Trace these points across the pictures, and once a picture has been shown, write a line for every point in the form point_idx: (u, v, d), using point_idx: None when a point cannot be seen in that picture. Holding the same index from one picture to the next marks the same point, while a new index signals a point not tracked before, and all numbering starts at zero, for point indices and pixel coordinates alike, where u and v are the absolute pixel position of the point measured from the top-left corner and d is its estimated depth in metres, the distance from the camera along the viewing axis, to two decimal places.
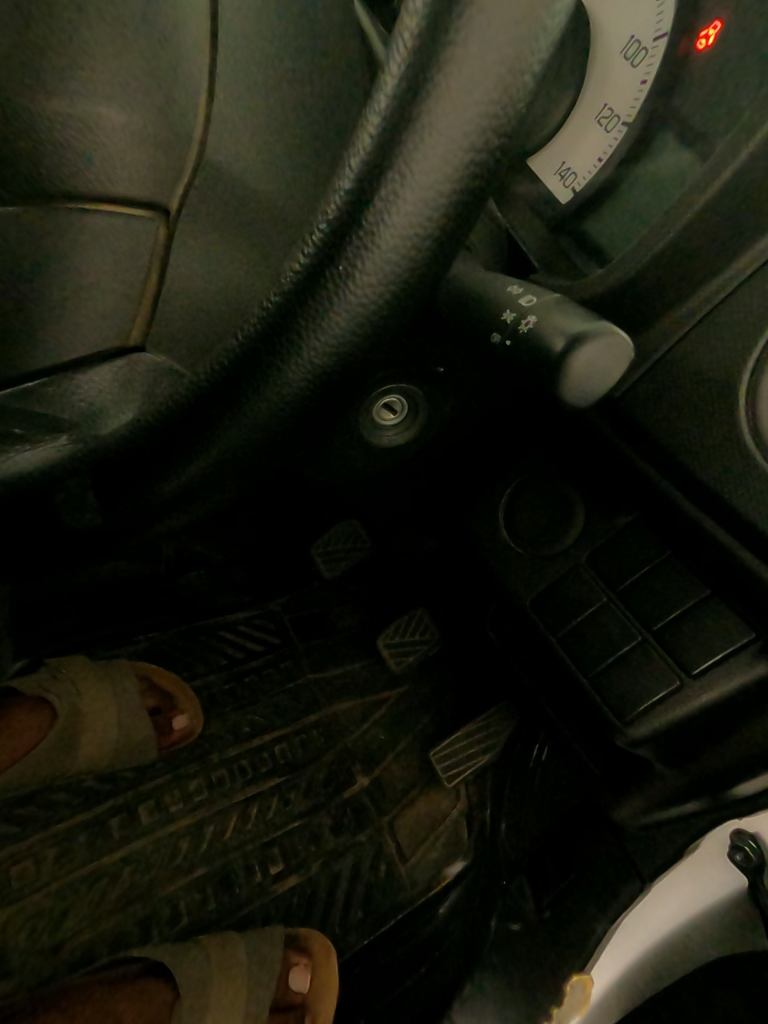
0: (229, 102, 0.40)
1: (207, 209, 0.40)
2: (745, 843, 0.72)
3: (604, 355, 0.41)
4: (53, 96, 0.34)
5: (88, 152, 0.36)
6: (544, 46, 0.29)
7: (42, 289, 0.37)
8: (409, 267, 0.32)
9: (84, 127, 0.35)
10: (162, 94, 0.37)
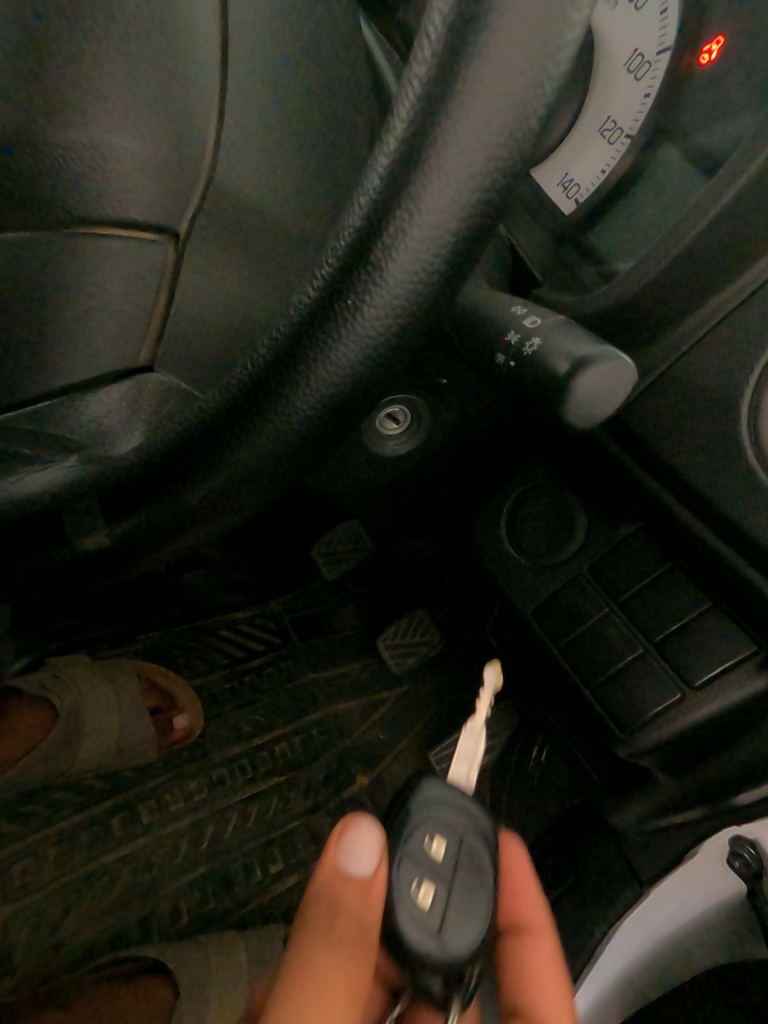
0: (238, 118, 0.40)
1: (216, 230, 0.41)
2: (744, 850, 0.66)
3: (607, 380, 0.42)
4: (69, 134, 0.33)
5: (102, 179, 0.35)
6: (549, 93, 0.29)
7: (46, 311, 0.37)
8: (417, 300, 0.32)
9: (95, 153, 0.34)
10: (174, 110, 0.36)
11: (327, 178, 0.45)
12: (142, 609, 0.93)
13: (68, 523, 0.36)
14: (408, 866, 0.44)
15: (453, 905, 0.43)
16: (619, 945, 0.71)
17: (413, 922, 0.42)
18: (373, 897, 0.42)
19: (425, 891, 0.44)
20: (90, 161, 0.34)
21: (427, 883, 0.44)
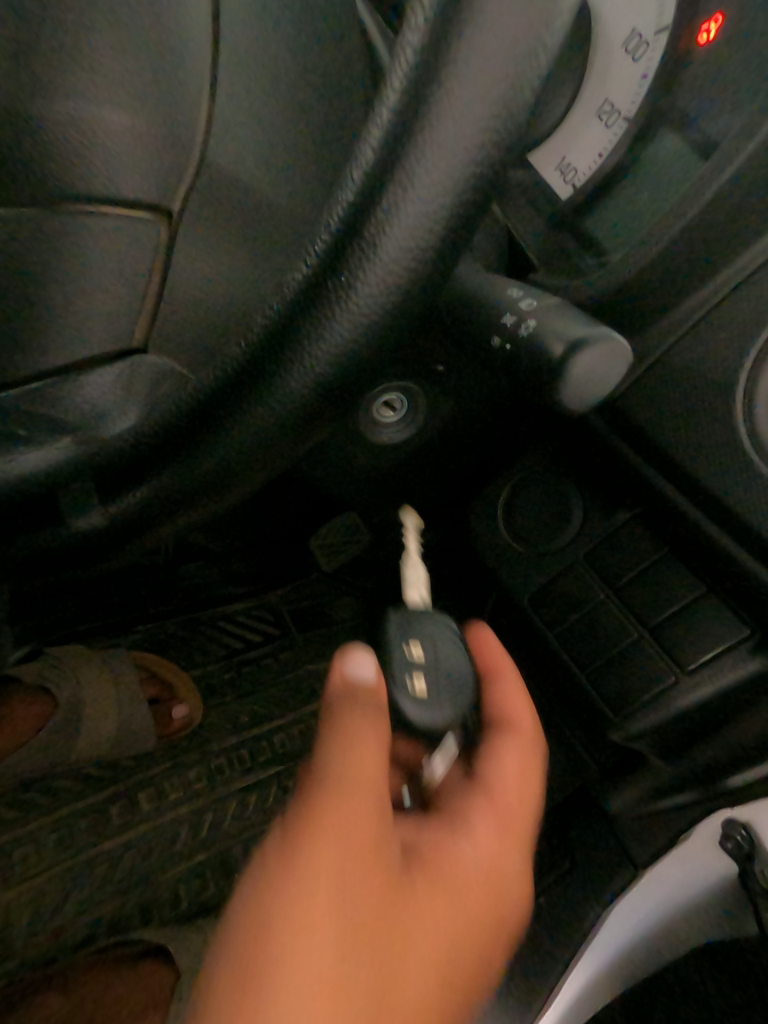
0: (231, 108, 0.39)
1: (206, 215, 0.40)
2: (736, 833, 0.65)
3: (602, 362, 0.42)
4: (67, 113, 0.35)
5: (94, 164, 0.36)
6: (545, 63, 0.29)
7: (43, 293, 0.37)
8: (411, 278, 0.32)
9: (88, 141, 0.36)
10: (164, 97, 0.37)
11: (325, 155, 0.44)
12: (141, 599, 0.93)
13: (64, 505, 0.35)
14: (396, 660, 0.44)
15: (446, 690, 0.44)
16: (612, 926, 0.68)
17: (414, 701, 0.43)
18: (384, 695, 0.41)
19: (420, 682, 0.44)
20: (79, 155, 0.36)
21: (419, 676, 0.44)
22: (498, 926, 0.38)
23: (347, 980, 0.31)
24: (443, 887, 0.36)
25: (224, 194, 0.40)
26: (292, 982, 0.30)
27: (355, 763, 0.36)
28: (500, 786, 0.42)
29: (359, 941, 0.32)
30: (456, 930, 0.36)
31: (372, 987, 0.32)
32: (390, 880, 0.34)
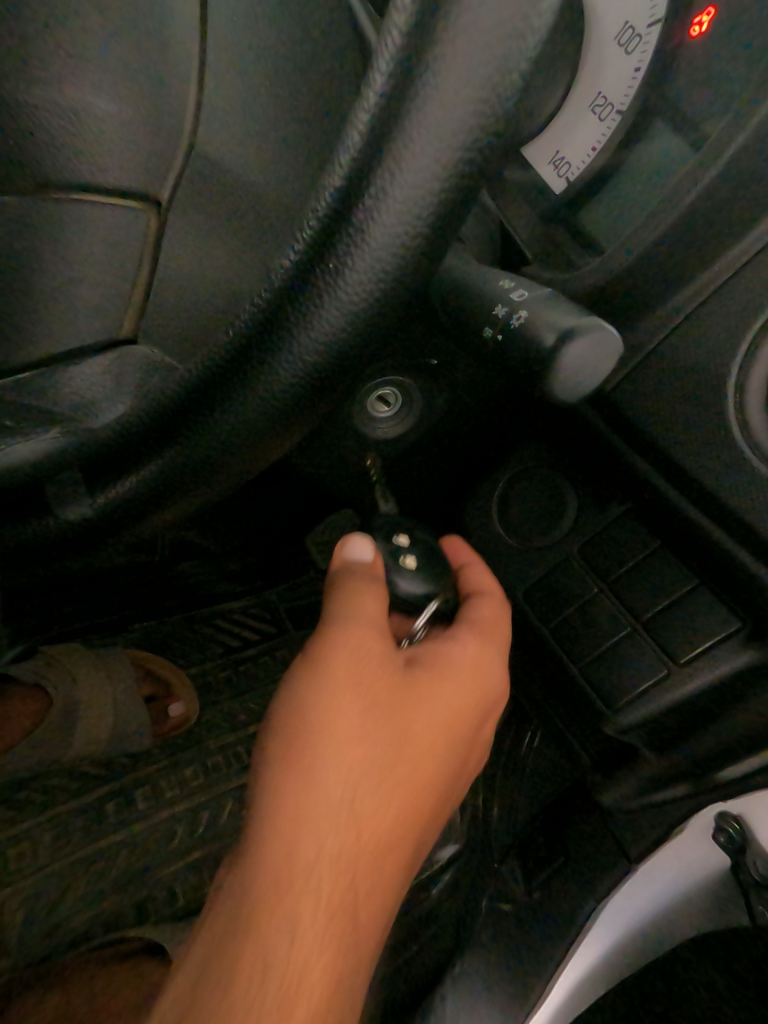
0: (217, 111, 0.40)
1: (197, 215, 0.42)
2: (728, 826, 0.64)
3: (591, 351, 0.42)
4: (58, 105, 0.34)
5: (86, 157, 0.35)
6: (533, 43, 0.29)
7: (36, 287, 0.37)
8: (400, 264, 0.32)
9: (79, 132, 0.35)
10: (153, 89, 0.37)
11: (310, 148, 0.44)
12: (135, 595, 0.93)
13: (51, 494, 0.35)
14: (389, 549, 0.58)
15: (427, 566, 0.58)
16: (607, 922, 0.68)
17: (407, 580, 0.56)
18: (379, 572, 0.55)
19: (409, 563, 0.58)
20: (71, 144, 0.35)
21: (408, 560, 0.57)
22: (483, 712, 0.51)
23: (368, 731, 0.45)
24: (437, 680, 0.49)
25: (213, 199, 0.42)
26: (331, 729, 0.44)
27: (361, 607, 0.50)
28: (477, 622, 0.55)
29: (374, 708, 0.46)
30: (450, 712, 0.48)
31: (389, 736, 0.45)
32: (391, 676, 0.47)
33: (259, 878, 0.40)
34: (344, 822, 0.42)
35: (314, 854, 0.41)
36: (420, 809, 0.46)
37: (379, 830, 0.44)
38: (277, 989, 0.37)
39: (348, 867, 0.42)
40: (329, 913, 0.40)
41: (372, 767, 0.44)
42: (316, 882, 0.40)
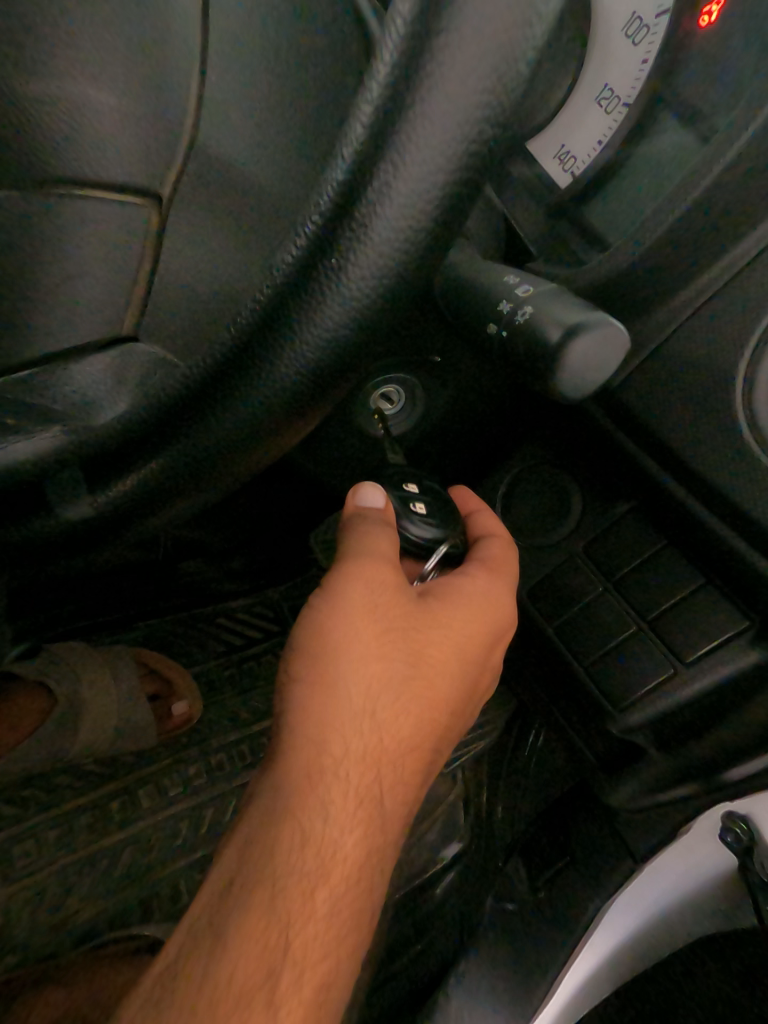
0: (221, 100, 0.39)
1: (198, 209, 0.40)
2: (736, 826, 0.63)
3: (598, 347, 0.42)
4: (53, 93, 0.34)
5: (81, 146, 0.35)
6: (539, 33, 0.29)
7: (35, 278, 0.37)
8: (403, 260, 0.32)
9: (77, 125, 0.35)
10: (153, 82, 0.37)
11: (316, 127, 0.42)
12: (139, 592, 0.93)
13: (51, 493, 0.35)
14: (399, 493, 0.56)
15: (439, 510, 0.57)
16: (612, 923, 0.67)
17: (418, 525, 0.55)
18: (390, 515, 0.54)
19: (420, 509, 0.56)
20: (70, 138, 0.35)
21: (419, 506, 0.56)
22: (496, 637, 0.53)
23: (386, 650, 0.47)
24: (451, 605, 0.50)
25: (214, 192, 0.41)
26: (351, 647, 0.46)
27: (377, 539, 0.50)
28: (488, 557, 0.56)
29: (390, 637, 0.47)
30: (462, 645, 0.50)
31: (407, 654, 0.47)
32: (407, 613, 0.48)
33: (289, 778, 0.42)
34: (365, 729, 0.45)
35: (340, 756, 0.44)
36: (435, 726, 0.49)
37: (398, 737, 0.46)
38: (311, 867, 0.40)
39: (372, 767, 0.45)
40: (356, 805, 0.43)
41: (391, 682, 0.46)
42: (344, 778, 0.43)
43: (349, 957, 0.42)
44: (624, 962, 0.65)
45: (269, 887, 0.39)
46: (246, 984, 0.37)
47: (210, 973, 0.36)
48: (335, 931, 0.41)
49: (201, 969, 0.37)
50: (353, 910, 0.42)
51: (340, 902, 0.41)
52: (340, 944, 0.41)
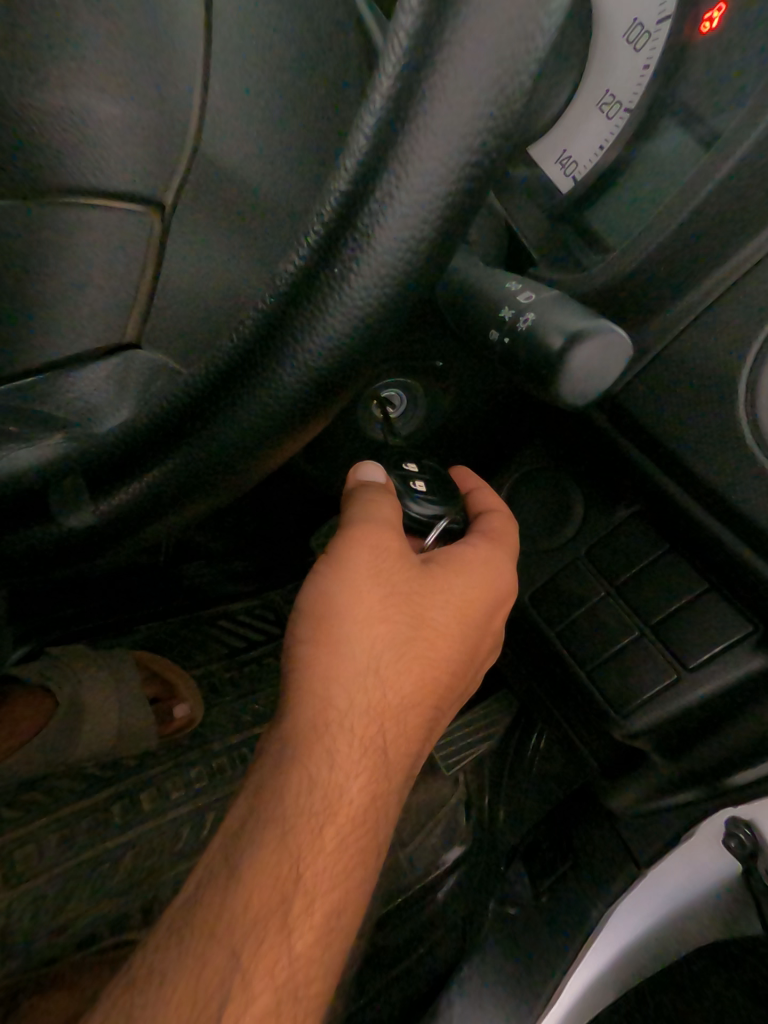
0: (227, 111, 0.39)
1: (202, 214, 0.40)
2: (739, 831, 0.63)
3: (599, 356, 0.42)
4: (57, 105, 0.34)
5: (85, 157, 0.35)
6: (542, 44, 0.29)
7: (38, 286, 0.36)
8: (406, 270, 0.32)
9: (82, 138, 0.35)
10: (156, 93, 0.37)
11: (321, 145, 0.43)
12: (141, 596, 0.93)
13: (54, 502, 0.35)
14: (399, 473, 0.57)
15: (438, 484, 0.58)
16: (615, 926, 0.67)
17: (418, 503, 0.55)
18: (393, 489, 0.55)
19: (419, 484, 0.57)
20: (68, 142, 0.35)
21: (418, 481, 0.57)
22: (495, 604, 0.54)
23: (389, 613, 0.48)
24: (451, 571, 0.52)
25: (217, 197, 0.40)
26: (353, 609, 0.48)
27: (380, 506, 0.52)
28: (488, 530, 0.57)
29: (392, 601, 0.49)
30: (460, 608, 0.51)
31: (408, 616, 0.49)
32: (406, 577, 0.50)
33: (296, 729, 0.44)
34: (368, 685, 0.47)
35: (345, 707, 0.46)
36: (434, 684, 0.51)
37: (401, 693, 0.48)
38: (319, 808, 0.42)
39: (375, 718, 0.47)
40: (361, 752, 0.45)
41: (392, 642, 0.48)
42: (348, 729, 0.45)
43: (356, 893, 0.44)
44: (635, 966, 0.64)
45: (279, 827, 0.41)
46: (261, 911, 0.39)
47: (229, 904, 0.39)
48: (343, 868, 0.43)
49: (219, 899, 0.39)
50: (359, 852, 0.44)
51: (347, 842, 0.43)
52: (347, 881, 0.43)
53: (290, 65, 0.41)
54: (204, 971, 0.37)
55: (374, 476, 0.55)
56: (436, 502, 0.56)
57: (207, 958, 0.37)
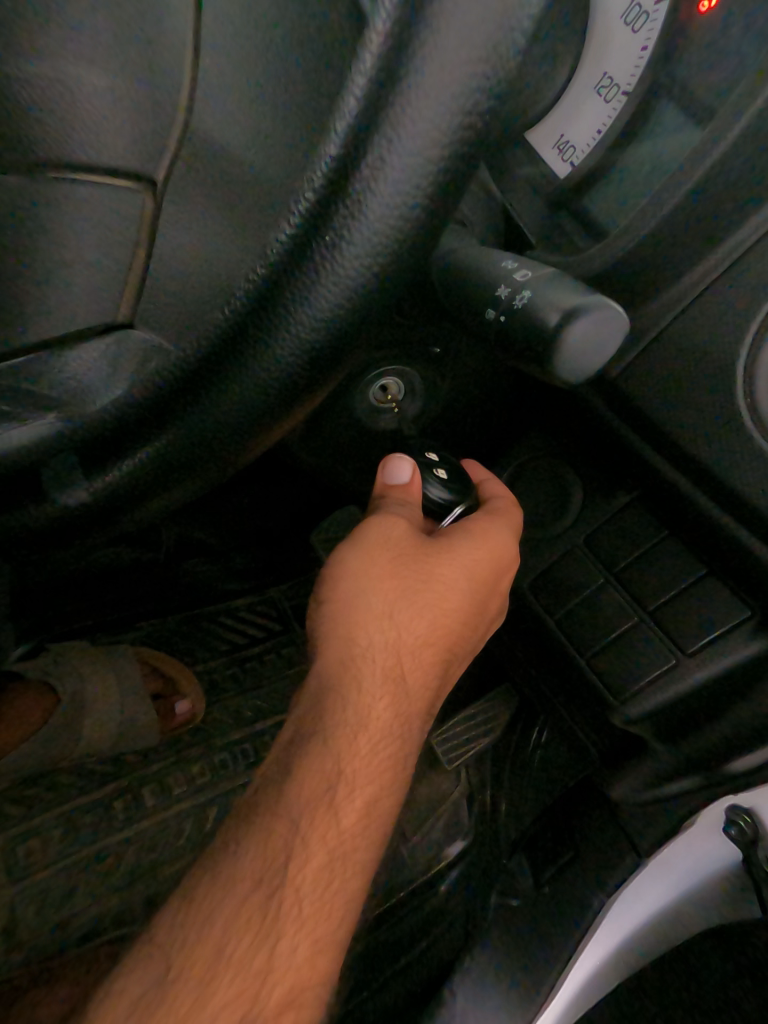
0: (214, 90, 0.38)
1: (190, 195, 0.39)
2: (739, 818, 0.63)
3: (597, 328, 0.42)
4: (49, 88, 0.35)
5: (79, 137, 0.36)
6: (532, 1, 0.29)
7: (37, 268, 0.37)
8: (399, 237, 0.32)
9: (78, 121, 0.36)
10: (150, 76, 0.37)
11: None
12: (141, 592, 0.93)
13: (47, 479, 0.35)
14: (420, 460, 0.58)
15: (459, 473, 0.58)
16: (620, 912, 0.67)
17: (438, 488, 0.56)
18: (414, 489, 0.56)
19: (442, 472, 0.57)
20: (67, 122, 0.36)
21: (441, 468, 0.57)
22: (502, 568, 0.54)
23: (400, 569, 0.50)
24: (461, 533, 0.53)
25: (207, 177, 0.39)
26: (370, 563, 0.50)
27: (407, 504, 0.55)
28: (491, 504, 0.58)
29: (402, 559, 0.50)
30: (474, 565, 0.52)
31: (420, 571, 0.50)
32: (414, 539, 0.51)
33: (327, 666, 0.48)
34: (381, 639, 0.49)
35: (367, 641, 0.48)
36: (450, 634, 0.51)
37: (416, 636, 0.50)
38: (351, 722, 0.45)
39: (394, 657, 0.49)
40: (384, 680, 0.48)
41: (406, 593, 0.49)
42: (372, 659, 0.48)
43: (383, 817, 0.45)
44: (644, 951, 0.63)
45: (298, 773, 0.43)
46: (277, 833, 0.41)
47: (248, 838, 0.41)
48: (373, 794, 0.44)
49: (230, 853, 0.40)
50: (374, 792, 0.45)
51: (369, 771, 0.45)
52: (374, 805, 0.44)
53: None
54: (231, 907, 0.39)
55: (401, 466, 0.56)
56: (458, 490, 0.56)
57: (223, 900, 0.39)
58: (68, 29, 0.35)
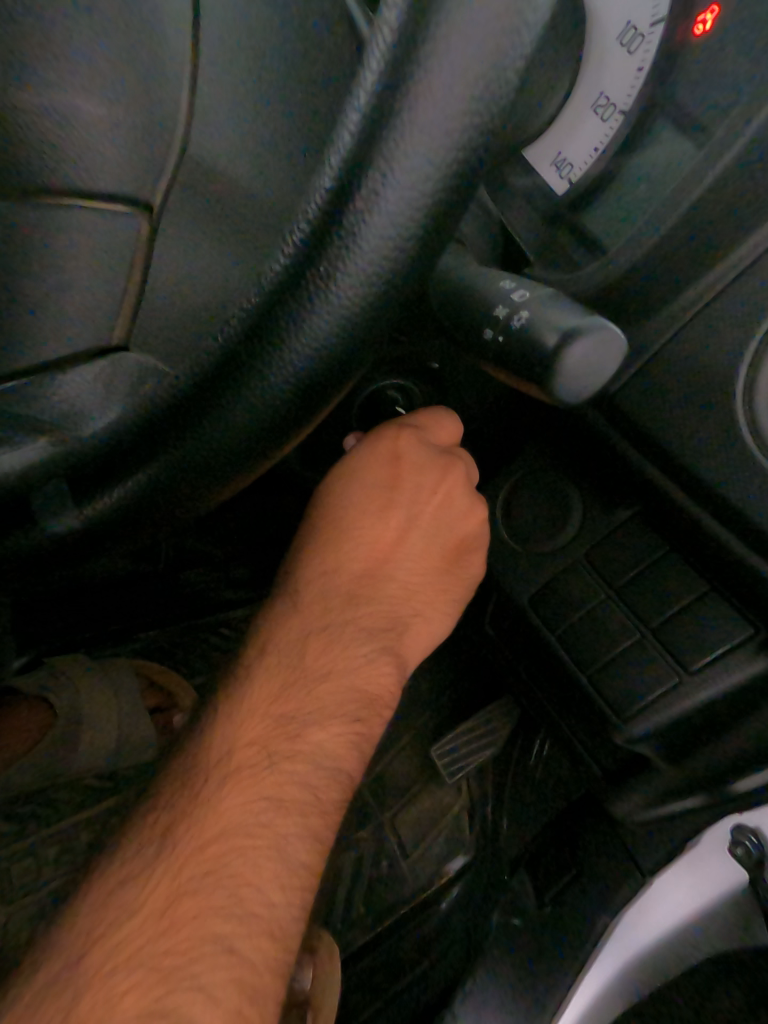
0: (215, 120, 0.39)
1: (192, 223, 0.40)
2: (746, 839, 0.65)
3: (596, 350, 0.42)
4: (40, 111, 0.35)
5: (76, 169, 0.36)
6: (528, 40, 0.29)
7: (35, 291, 0.37)
8: (393, 267, 0.31)
9: (75, 144, 0.36)
10: (150, 103, 0.37)
11: (306, 136, 0.41)
12: (138, 609, 0.90)
13: (36, 504, 0.34)
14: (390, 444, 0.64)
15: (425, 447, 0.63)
16: (623, 937, 0.67)
17: None
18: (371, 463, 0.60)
19: None
20: (62, 148, 0.35)
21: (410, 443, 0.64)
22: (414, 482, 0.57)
23: (305, 535, 0.58)
24: (382, 480, 0.57)
25: (205, 208, 0.40)
26: (325, 551, 0.57)
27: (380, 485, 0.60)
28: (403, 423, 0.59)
29: (307, 528, 0.58)
30: (372, 490, 0.57)
31: (321, 524, 0.58)
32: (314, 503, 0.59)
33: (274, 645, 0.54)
34: (316, 609, 0.54)
35: (293, 607, 0.54)
36: (365, 558, 0.57)
37: (332, 574, 0.56)
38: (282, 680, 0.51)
39: (319, 607, 0.55)
40: (311, 639, 0.53)
41: (314, 548, 0.57)
42: (299, 619, 0.54)
43: None
44: (651, 972, 0.64)
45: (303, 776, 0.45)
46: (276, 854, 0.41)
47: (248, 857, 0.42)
48: None
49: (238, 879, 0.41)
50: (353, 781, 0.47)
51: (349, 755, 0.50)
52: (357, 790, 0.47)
53: (279, 60, 0.40)
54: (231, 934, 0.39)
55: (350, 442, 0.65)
56: None
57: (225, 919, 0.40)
58: (68, 61, 0.35)
